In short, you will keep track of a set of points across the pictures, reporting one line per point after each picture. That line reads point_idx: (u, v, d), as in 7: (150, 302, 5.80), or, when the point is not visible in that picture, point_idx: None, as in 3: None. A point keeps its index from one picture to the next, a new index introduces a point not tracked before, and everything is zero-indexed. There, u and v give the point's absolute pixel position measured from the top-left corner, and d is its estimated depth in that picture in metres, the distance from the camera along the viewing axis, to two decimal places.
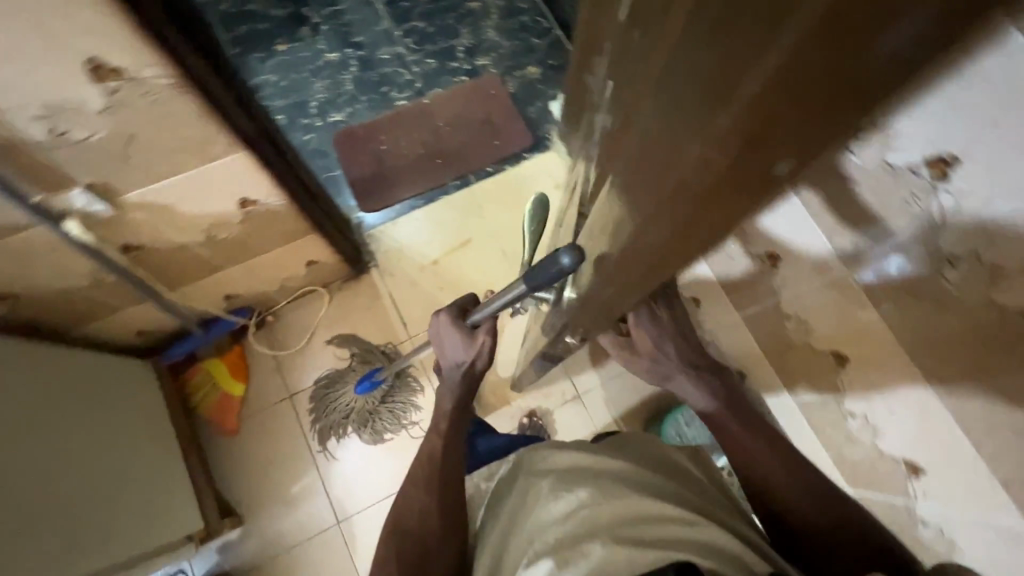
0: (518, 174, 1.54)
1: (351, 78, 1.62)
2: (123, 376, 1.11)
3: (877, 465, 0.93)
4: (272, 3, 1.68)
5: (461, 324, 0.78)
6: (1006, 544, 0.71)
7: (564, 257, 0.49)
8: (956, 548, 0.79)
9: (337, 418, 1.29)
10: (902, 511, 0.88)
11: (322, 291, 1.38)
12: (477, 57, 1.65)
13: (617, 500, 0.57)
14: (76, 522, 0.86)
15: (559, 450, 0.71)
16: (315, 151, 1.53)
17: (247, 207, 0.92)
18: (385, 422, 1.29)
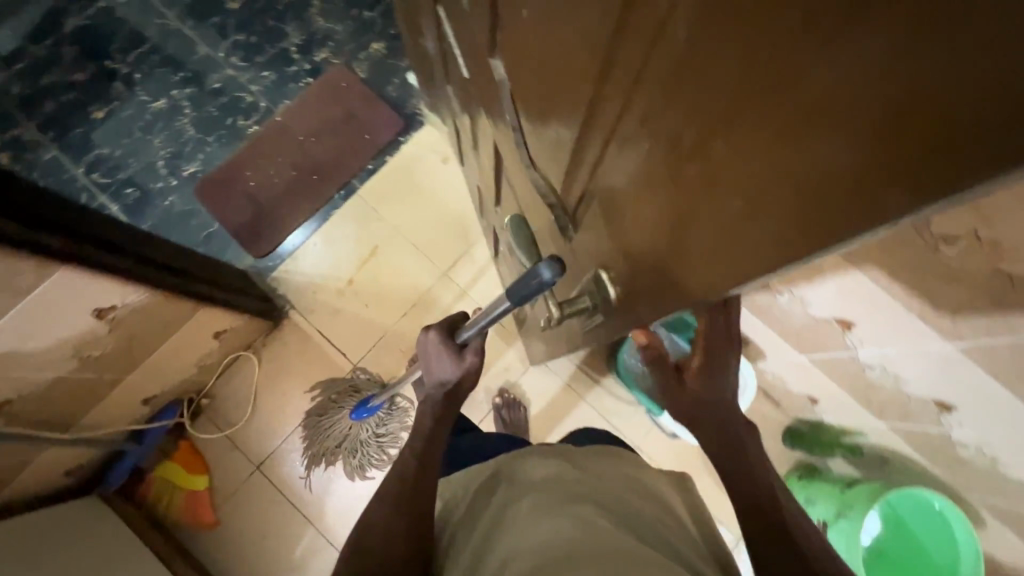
0: (402, 161, 1.45)
1: (189, 121, 1.47)
2: (70, 521, 1.05)
3: (816, 330, 0.95)
4: (69, 69, 1.48)
5: (450, 341, 0.76)
6: (938, 365, 0.77)
7: (547, 270, 0.54)
8: (901, 379, 0.86)
9: (331, 449, 1.26)
10: (849, 361, 0.93)
11: (249, 354, 1.31)
12: (314, 52, 1.51)
13: (592, 526, 0.54)
14: None
15: (544, 468, 0.67)
16: (182, 212, 1.40)
17: (106, 315, 0.84)
18: (372, 455, 1.26)
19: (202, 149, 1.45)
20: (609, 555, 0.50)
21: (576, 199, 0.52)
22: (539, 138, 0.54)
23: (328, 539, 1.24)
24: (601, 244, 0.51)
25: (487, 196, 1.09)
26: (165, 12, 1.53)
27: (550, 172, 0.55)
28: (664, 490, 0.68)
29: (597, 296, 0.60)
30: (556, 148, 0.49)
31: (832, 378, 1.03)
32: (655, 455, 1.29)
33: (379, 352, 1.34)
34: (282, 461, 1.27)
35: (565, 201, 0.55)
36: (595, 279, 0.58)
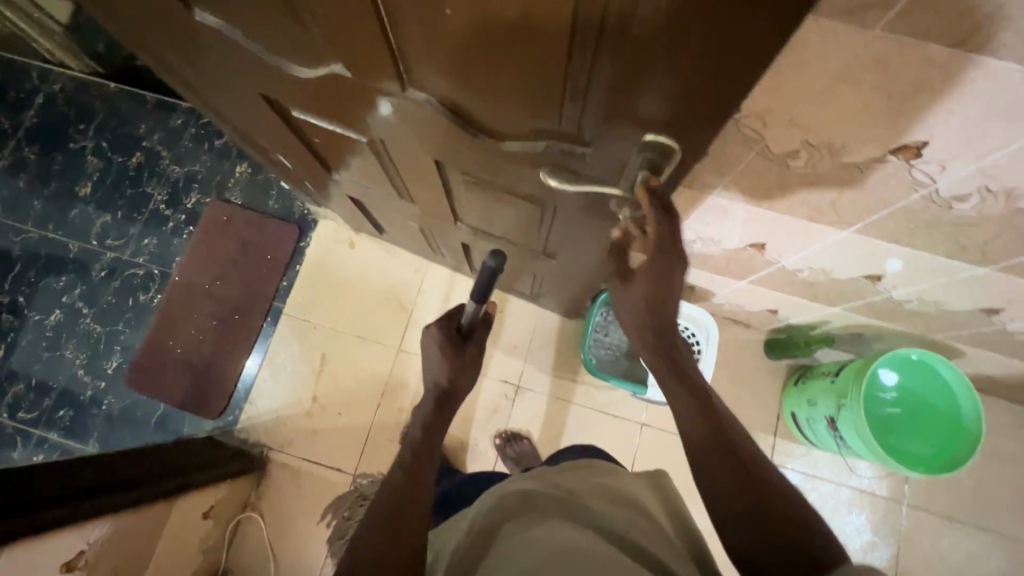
0: (313, 263, 1.43)
1: (92, 319, 1.42)
2: None
3: (740, 259, 0.98)
4: None
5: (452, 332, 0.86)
6: (846, 249, 0.81)
7: (491, 259, 0.70)
8: (828, 270, 0.90)
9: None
10: (780, 271, 0.96)
11: (245, 515, 1.28)
12: (183, 199, 1.49)
13: (570, 540, 0.58)
14: None
15: (524, 496, 0.70)
16: (123, 409, 1.36)
17: (77, 564, 0.81)
18: None
19: (115, 343, 1.40)
20: (585, 564, 0.54)
21: (578, 114, 0.50)
22: (498, 103, 0.53)
23: None
24: (591, 137, 0.53)
25: (441, 221, 1.05)
26: (23, 224, 1.48)
27: (532, 117, 0.54)
28: (641, 494, 0.73)
29: (655, 163, 0.52)
30: (534, 87, 0.48)
31: (776, 289, 1.06)
32: (661, 423, 1.31)
33: (370, 453, 1.32)
34: None
35: (563, 127, 0.53)
36: (643, 146, 0.51)
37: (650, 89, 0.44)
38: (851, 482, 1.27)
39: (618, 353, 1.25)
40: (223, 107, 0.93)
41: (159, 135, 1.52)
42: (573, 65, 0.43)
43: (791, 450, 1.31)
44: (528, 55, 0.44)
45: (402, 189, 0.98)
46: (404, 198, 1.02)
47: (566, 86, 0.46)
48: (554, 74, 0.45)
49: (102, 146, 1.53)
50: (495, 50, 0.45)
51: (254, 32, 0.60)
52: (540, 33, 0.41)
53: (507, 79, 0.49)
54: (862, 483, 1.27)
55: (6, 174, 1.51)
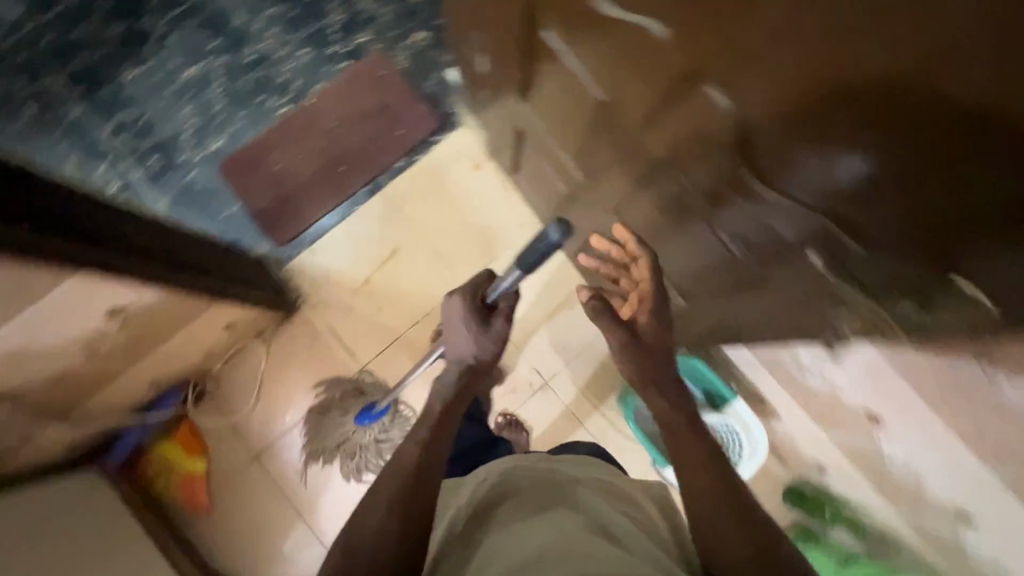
0: (433, 161, 1.39)
1: (219, 94, 1.41)
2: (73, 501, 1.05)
3: (837, 413, 1.00)
4: (100, 24, 1.41)
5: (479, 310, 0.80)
6: (946, 462, 0.88)
7: (557, 229, 0.68)
8: (918, 473, 0.95)
9: (330, 448, 1.26)
10: (868, 447, 0.99)
11: (252, 346, 1.30)
12: (355, 33, 1.43)
13: (564, 525, 0.57)
14: None
15: (524, 481, 0.69)
16: (203, 189, 1.37)
17: (120, 313, 0.82)
18: (373, 460, 1.26)
19: (226, 129, 1.39)
20: (586, 556, 0.51)
21: (875, 203, 0.47)
22: (774, 152, 0.52)
23: (317, 540, 1.25)
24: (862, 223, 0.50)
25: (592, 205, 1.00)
26: None
27: (821, 178, 0.49)
28: (642, 499, 0.72)
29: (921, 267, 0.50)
30: (829, 156, 0.46)
31: (845, 455, 1.05)
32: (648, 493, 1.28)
33: (384, 358, 1.31)
34: (277, 460, 1.27)
35: (823, 202, 0.52)
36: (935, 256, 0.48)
37: (988, 223, 0.40)
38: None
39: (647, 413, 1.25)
40: None
41: None
42: (898, 154, 0.41)
43: None
44: (878, 120, 0.40)
45: (581, 153, 0.92)
46: (576, 160, 0.96)
47: (907, 175, 0.42)
48: (887, 152, 0.42)
49: None
50: (822, 110, 0.43)
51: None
52: (884, 113, 0.39)
53: (805, 133, 0.47)
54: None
55: None
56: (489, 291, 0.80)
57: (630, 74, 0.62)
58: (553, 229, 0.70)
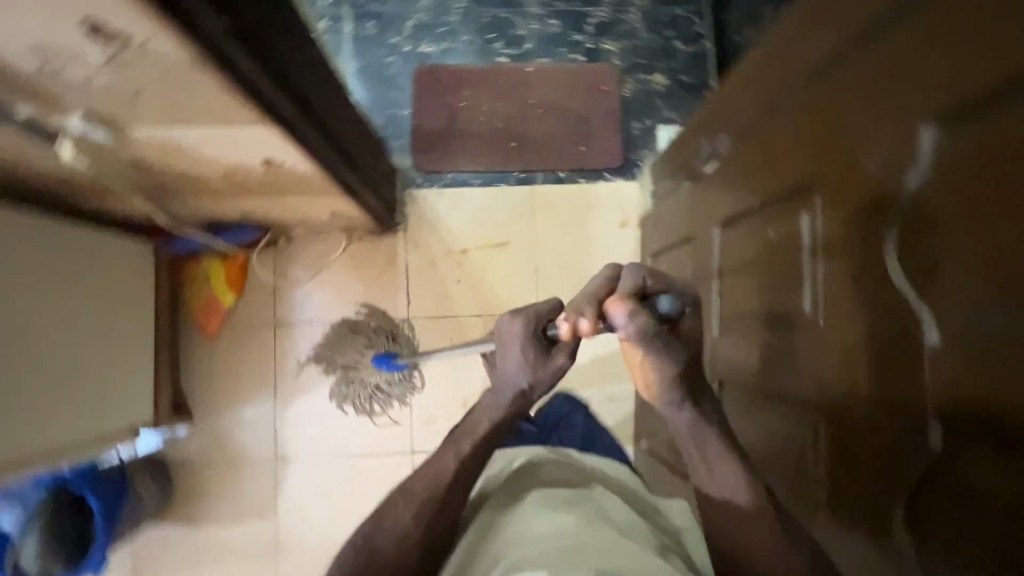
0: (590, 194, 1.36)
1: (460, 7, 1.39)
2: (121, 269, 1.10)
3: None
4: None
5: (537, 343, 0.68)
6: None
7: (665, 304, 0.56)
8: None
9: (338, 366, 1.28)
10: None
11: (336, 235, 1.31)
12: (607, 38, 1.39)
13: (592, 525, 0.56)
14: (38, 414, 0.88)
15: (560, 473, 0.68)
16: (390, 77, 1.37)
17: (271, 165, 0.83)
18: (362, 398, 1.28)
19: (443, 40, 1.38)
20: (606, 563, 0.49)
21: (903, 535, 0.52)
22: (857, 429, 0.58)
23: (274, 425, 1.28)
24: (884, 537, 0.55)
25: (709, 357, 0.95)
26: None
27: (889, 483, 0.54)
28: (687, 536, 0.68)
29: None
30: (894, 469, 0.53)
31: None
32: None
33: (429, 324, 1.31)
34: (288, 338, 1.29)
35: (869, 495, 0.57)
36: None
37: None
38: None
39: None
40: (758, 98, 0.80)
41: None
42: (947, 512, 0.47)
43: None
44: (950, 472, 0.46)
45: (737, 313, 0.87)
46: (726, 312, 0.91)
47: (944, 530, 0.47)
48: (941, 504, 0.47)
49: None
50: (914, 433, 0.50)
51: (884, 187, 0.53)
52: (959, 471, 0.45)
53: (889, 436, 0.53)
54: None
55: None
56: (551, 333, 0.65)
57: (831, 284, 0.62)
58: (659, 302, 0.56)
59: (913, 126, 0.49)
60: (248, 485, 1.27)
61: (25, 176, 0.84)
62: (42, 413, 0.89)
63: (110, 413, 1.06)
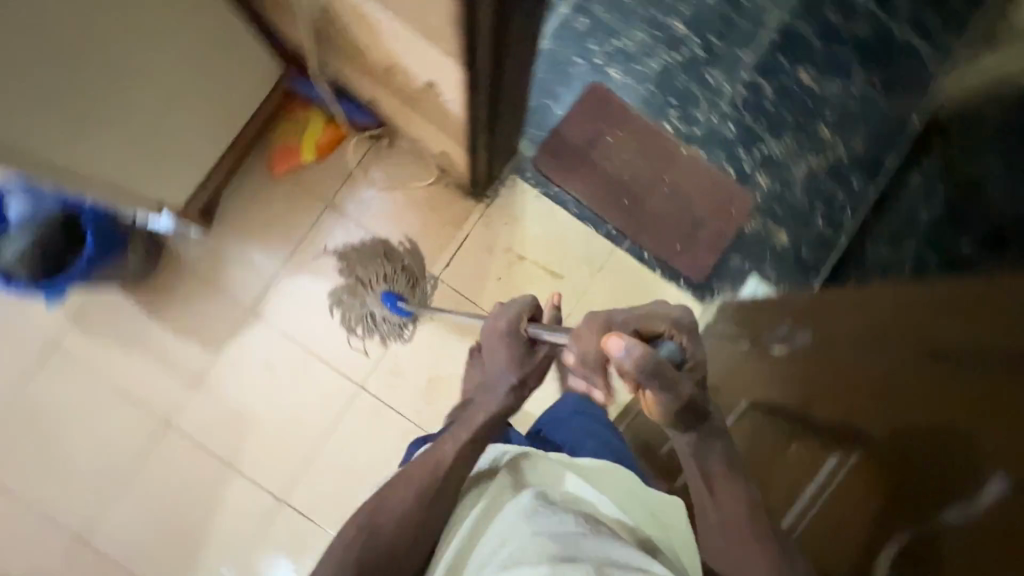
0: (657, 288, 1.35)
1: (663, 60, 1.39)
2: (248, 73, 1.13)
3: None
4: None
5: (517, 342, 0.85)
6: None
7: (665, 348, 0.64)
8: None
9: (354, 275, 1.30)
10: None
11: (430, 169, 1.32)
12: (765, 172, 1.38)
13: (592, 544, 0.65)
14: (106, 147, 0.90)
15: (552, 469, 0.82)
16: (566, 75, 1.38)
17: (431, 87, 0.84)
18: (355, 315, 1.29)
19: (631, 77, 1.38)
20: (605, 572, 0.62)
21: None
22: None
23: (269, 282, 1.30)
24: None
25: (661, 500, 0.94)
26: (786, 8, 1.40)
27: None
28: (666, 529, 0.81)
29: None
30: None
31: None
32: None
33: (450, 295, 1.31)
34: (332, 222, 1.31)
35: None
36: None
37: None
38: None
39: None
40: (853, 333, 0.79)
41: (843, 162, 1.38)
42: None
43: None
44: None
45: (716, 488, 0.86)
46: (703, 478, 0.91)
47: None
48: None
49: (850, 98, 1.39)
50: None
51: (942, 476, 0.59)
52: None
53: None
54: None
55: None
56: (529, 331, 0.82)
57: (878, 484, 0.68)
58: (661, 346, 0.64)
59: (984, 470, 0.53)
60: (215, 314, 1.29)
61: None
62: (111, 149, 0.91)
63: (159, 184, 1.09)
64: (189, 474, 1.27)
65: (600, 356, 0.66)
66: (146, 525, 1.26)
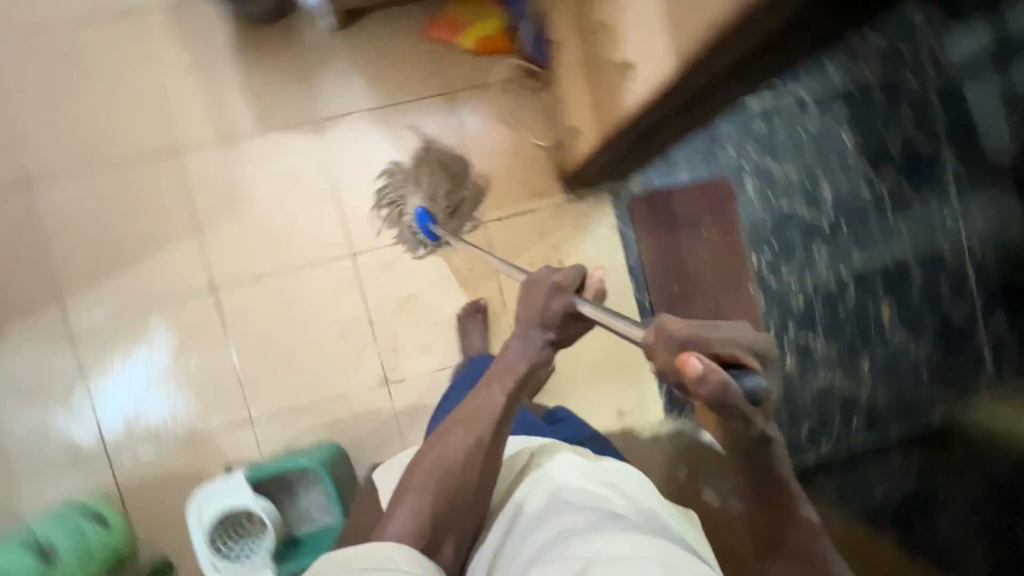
0: (643, 375, 1.34)
1: (792, 208, 1.40)
2: None
3: None
4: (902, 130, 1.41)
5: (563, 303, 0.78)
6: None
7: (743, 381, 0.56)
8: None
9: (399, 185, 1.26)
10: None
11: (550, 135, 1.30)
12: (794, 358, 1.40)
13: (611, 554, 0.57)
14: None
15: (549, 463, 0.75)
16: (710, 155, 1.38)
17: (626, 70, 0.83)
18: (388, 205, 1.26)
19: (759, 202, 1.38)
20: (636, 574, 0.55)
21: None
22: None
23: (350, 113, 1.27)
24: None
25: None
26: (914, 246, 1.41)
27: None
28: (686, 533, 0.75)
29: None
30: None
31: None
32: (240, 424, 1.25)
33: (482, 244, 1.30)
34: (440, 109, 1.29)
35: None
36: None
37: None
38: (94, 441, 1.23)
39: (329, 508, 1.14)
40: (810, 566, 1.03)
41: (857, 400, 1.41)
42: None
43: (97, 464, 1.22)
44: None
45: None
46: None
47: None
48: None
49: (904, 357, 1.41)
50: None
51: None
52: None
53: None
54: (80, 457, 1.22)
55: (965, 280, 1.42)
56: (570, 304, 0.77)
57: None
58: (745, 376, 0.56)
59: None
60: (287, 100, 1.26)
61: None
62: None
63: None
64: (160, 210, 1.24)
65: (677, 384, 0.58)
66: (91, 220, 1.22)
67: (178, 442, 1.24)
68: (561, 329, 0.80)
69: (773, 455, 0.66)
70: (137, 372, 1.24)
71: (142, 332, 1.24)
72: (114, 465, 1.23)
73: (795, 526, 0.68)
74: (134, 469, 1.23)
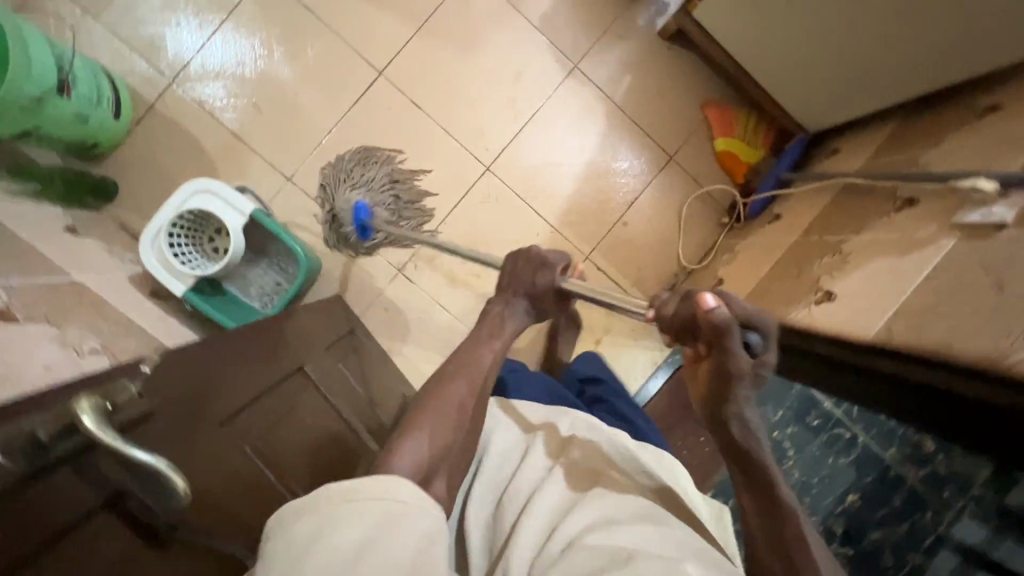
0: None
1: None
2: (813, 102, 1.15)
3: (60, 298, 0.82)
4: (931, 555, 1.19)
5: (548, 279, 0.80)
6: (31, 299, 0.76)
7: (750, 335, 0.59)
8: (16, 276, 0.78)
9: (342, 167, 1.21)
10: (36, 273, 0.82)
11: (692, 262, 1.32)
12: None
13: (654, 548, 0.59)
14: None
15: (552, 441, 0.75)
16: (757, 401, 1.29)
17: (820, 294, 0.84)
18: (348, 174, 1.21)
19: None
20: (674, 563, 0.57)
21: None
22: None
23: (598, 89, 1.29)
24: None
25: None
26: None
27: None
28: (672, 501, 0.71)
29: (101, 391, 0.48)
30: None
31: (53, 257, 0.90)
32: (279, 171, 1.22)
33: None
34: (652, 158, 1.31)
35: None
36: (48, 435, 0.43)
37: None
38: (179, 59, 1.19)
39: (265, 299, 1.10)
40: None
41: None
42: None
43: (160, 73, 1.19)
44: None
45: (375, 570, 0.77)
46: None
47: None
48: None
49: None
50: None
51: None
52: None
53: None
54: (156, 55, 1.18)
55: None
56: (558, 279, 0.79)
57: None
58: (751, 332, 0.60)
59: None
60: (575, 30, 1.27)
61: (954, 114, 0.88)
62: None
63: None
64: None
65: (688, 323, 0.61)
66: None
67: (226, 129, 1.20)
68: (541, 302, 0.82)
69: (742, 420, 0.63)
70: (263, 55, 1.21)
71: (299, 37, 1.22)
72: (169, 89, 1.19)
73: (767, 502, 0.63)
74: (178, 107, 1.19)
